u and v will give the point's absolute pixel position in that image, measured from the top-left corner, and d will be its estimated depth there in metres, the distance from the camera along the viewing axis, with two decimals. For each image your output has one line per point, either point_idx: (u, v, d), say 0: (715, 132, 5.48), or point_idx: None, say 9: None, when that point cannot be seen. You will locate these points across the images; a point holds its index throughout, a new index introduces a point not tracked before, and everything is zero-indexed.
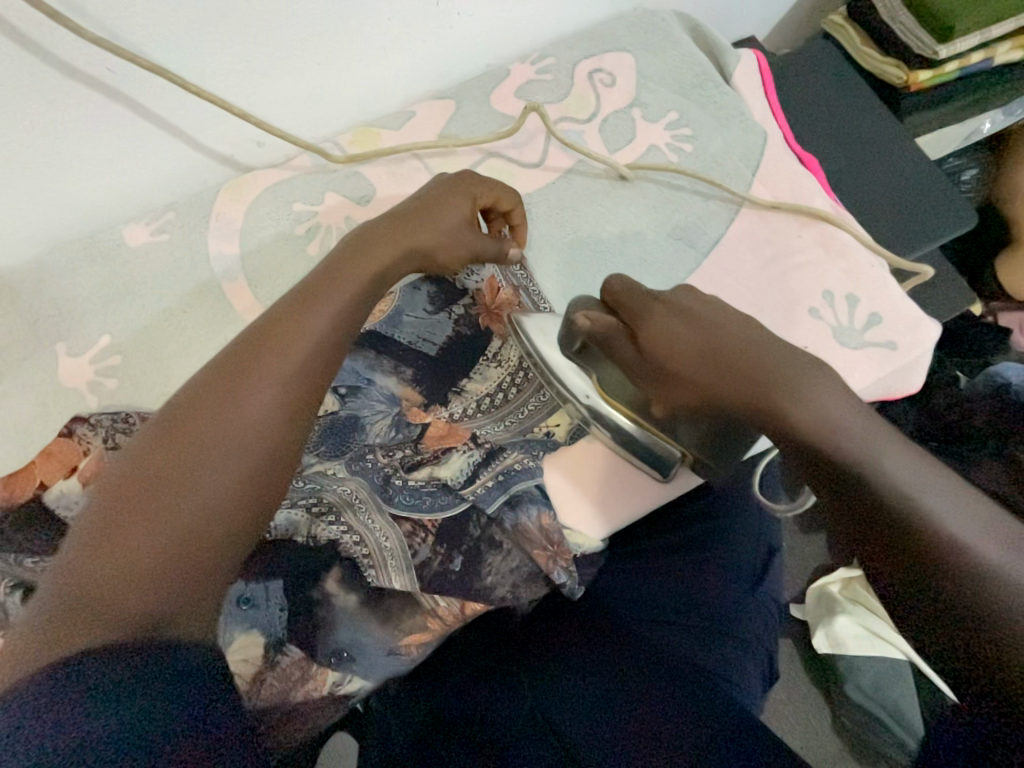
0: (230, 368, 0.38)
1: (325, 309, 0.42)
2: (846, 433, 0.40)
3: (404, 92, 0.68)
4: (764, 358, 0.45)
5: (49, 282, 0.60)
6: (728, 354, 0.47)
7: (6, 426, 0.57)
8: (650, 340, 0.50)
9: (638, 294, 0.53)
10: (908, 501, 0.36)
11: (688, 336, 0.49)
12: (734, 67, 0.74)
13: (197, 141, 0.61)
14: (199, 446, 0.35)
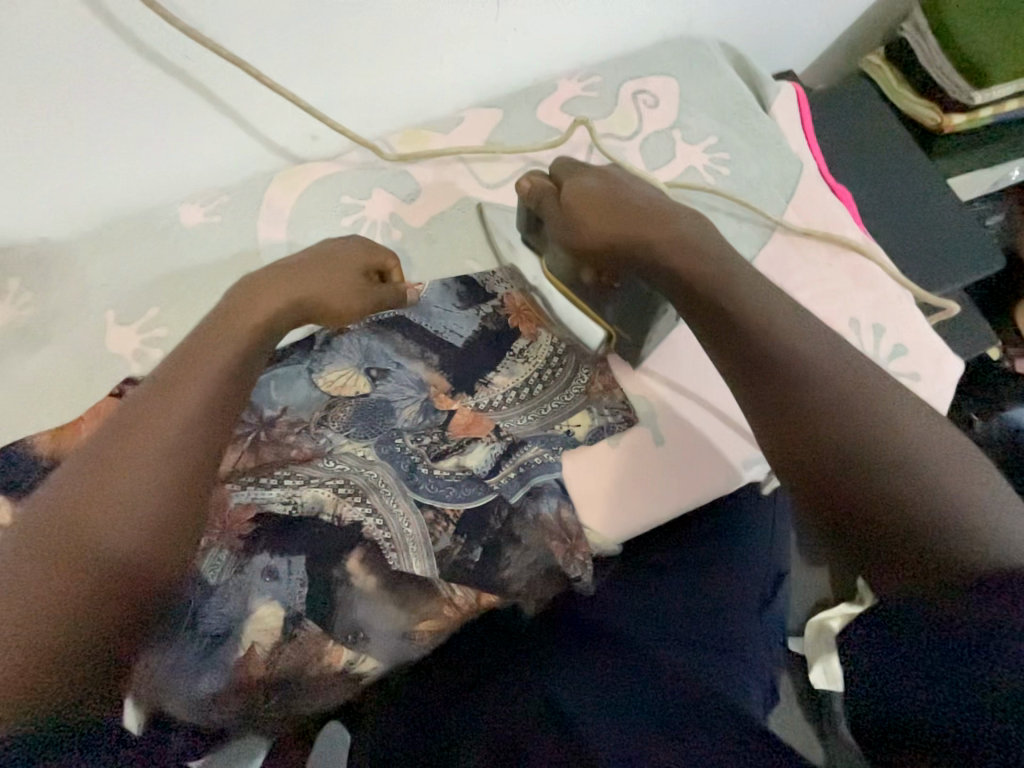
0: (120, 426, 0.40)
1: (215, 357, 0.45)
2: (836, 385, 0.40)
3: (454, 99, 0.71)
4: (696, 241, 0.50)
5: (105, 252, 0.63)
6: (660, 242, 0.51)
7: (51, 385, 0.59)
8: (572, 198, 0.54)
9: (570, 164, 0.57)
10: (845, 390, 0.39)
11: (591, 185, 0.54)
12: (773, 99, 0.76)
13: (257, 130, 0.64)
14: (102, 502, 0.36)
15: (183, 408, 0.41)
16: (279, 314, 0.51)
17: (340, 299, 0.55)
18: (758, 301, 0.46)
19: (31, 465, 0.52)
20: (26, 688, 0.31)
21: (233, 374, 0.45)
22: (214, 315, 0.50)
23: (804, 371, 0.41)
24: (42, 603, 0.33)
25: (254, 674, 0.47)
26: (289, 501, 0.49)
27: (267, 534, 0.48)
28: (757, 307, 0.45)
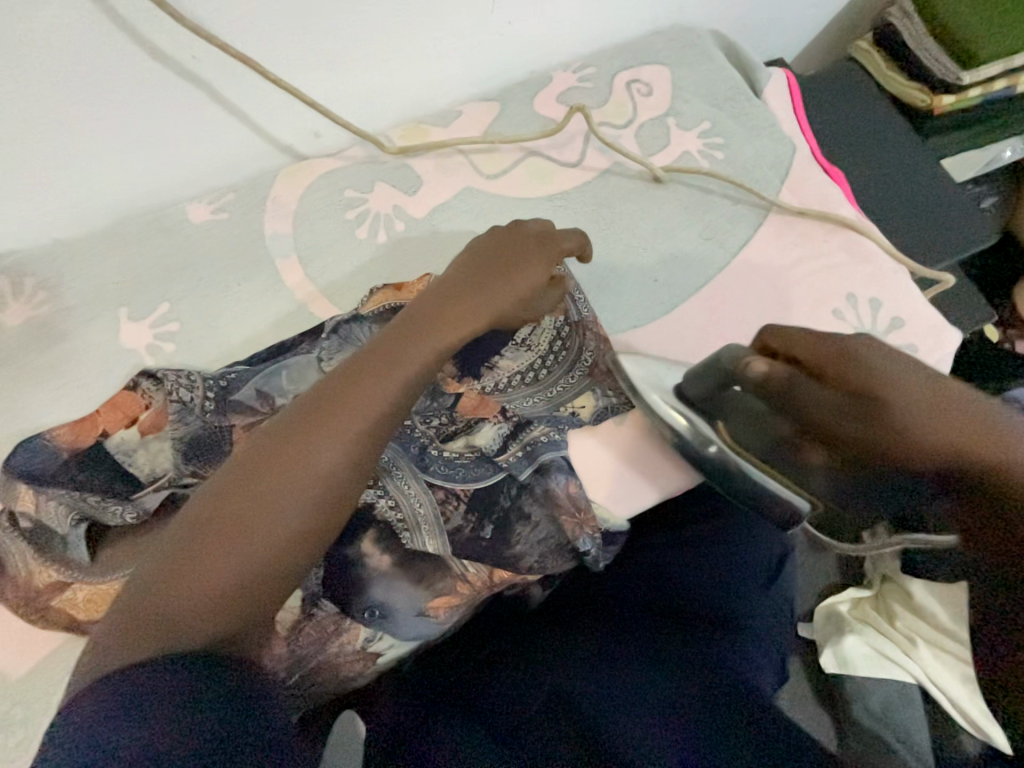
0: (320, 402, 0.42)
1: (377, 389, 0.43)
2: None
3: (452, 93, 0.73)
4: (979, 406, 0.43)
5: (116, 250, 0.64)
6: (958, 394, 0.44)
7: (68, 380, 0.61)
8: (840, 374, 0.48)
9: (811, 337, 0.51)
10: None
11: (907, 372, 0.46)
12: (765, 83, 0.78)
13: (263, 128, 0.65)
14: (290, 472, 0.39)
15: (376, 400, 0.43)
16: (469, 324, 0.50)
17: (496, 304, 0.52)
18: (980, 417, 0.42)
19: (52, 455, 0.53)
20: (206, 620, 0.35)
21: (431, 371, 0.47)
22: (434, 298, 0.51)
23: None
24: (231, 551, 0.37)
25: (276, 654, 0.48)
26: None
27: None
28: (966, 402, 0.43)
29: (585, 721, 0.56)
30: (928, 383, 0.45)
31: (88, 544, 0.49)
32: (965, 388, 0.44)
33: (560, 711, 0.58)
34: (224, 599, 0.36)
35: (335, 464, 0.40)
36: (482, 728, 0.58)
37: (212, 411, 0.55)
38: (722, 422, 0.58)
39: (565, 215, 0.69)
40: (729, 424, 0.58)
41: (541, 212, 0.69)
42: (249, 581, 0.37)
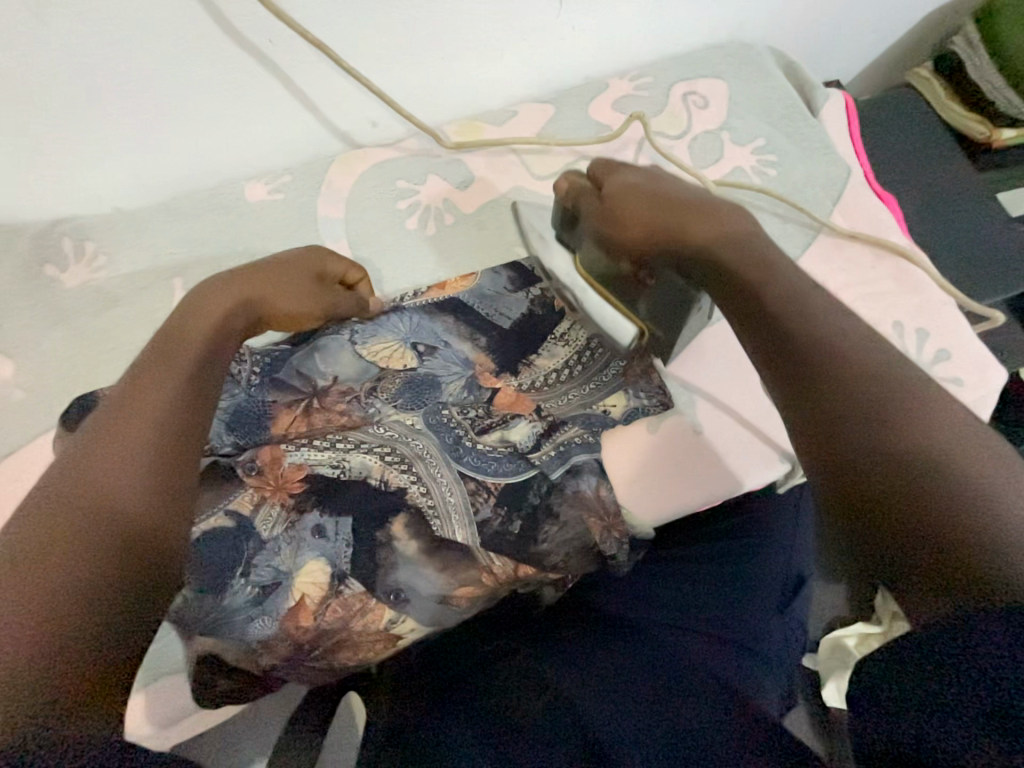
0: (74, 457, 0.34)
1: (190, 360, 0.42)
2: (844, 337, 0.38)
3: (509, 93, 0.74)
4: (699, 200, 0.50)
5: (174, 222, 0.66)
6: (678, 197, 0.50)
7: (121, 344, 0.63)
8: (612, 191, 0.52)
9: (611, 161, 0.55)
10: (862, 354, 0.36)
11: (640, 185, 0.51)
12: (822, 105, 0.77)
13: (324, 114, 0.67)
14: (116, 457, 0.35)
15: (154, 416, 0.37)
16: (237, 305, 0.50)
17: (244, 292, 0.51)
18: (682, 193, 0.50)
19: None
20: (59, 662, 0.27)
21: (211, 368, 0.43)
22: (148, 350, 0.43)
23: (825, 338, 0.38)
24: (50, 608, 0.28)
25: (303, 625, 0.49)
26: (338, 465, 0.53)
27: (319, 494, 0.53)
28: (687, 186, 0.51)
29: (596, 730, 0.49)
30: (651, 179, 0.52)
31: None
32: (734, 221, 0.48)
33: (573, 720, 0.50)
34: (76, 648, 0.28)
35: (138, 482, 0.34)
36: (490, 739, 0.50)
37: (256, 385, 0.57)
38: (576, 255, 0.60)
39: None
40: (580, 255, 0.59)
41: None
42: (103, 599, 0.30)
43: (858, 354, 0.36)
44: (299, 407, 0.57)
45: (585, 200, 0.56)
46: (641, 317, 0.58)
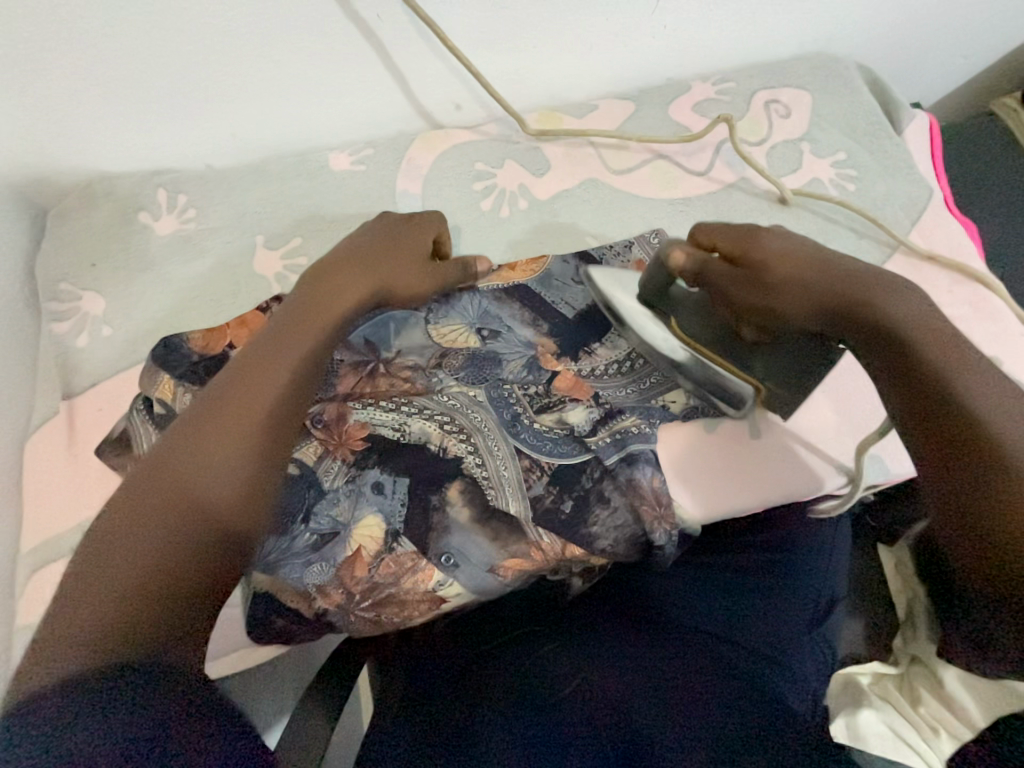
0: (195, 426, 0.42)
1: (277, 365, 0.46)
2: (971, 395, 0.41)
3: (592, 87, 0.75)
4: (862, 273, 0.50)
5: (262, 182, 0.70)
6: (834, 265, 0.51)
7: (206, 293, 0.66)
8: (755, 256, 0.52)
9: (738, 227, 0.54)
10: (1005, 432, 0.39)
11: (782, 246, 0.52)
12: (905, 124, 0.76)
13: (412, 92, 0.69)
14: (210, 453, 0.40)
15: (249, 420, 0.43)
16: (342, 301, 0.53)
17: (363, 284, 0.55)
18: (826, 264, 0.51)
19: (185, 357, 0.58)
20: (120, 628, 0.33)
21: (304, 373, 0.48)
22: (256, 344, 0.48)
23: (942, 398, 0.42)
24: (136, 573, 0.35)
25: (356, 576, 0.51)
26: (400, 428, 0.55)
27: (380, 455, 0.55)
28: (834, 256, 0.52)
29: (630, 732, 0.49)
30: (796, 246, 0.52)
31: None
32: (898, 295, 0.48)
33: (607, 716, 0.51)
34: (138, 614, 0.34)
35: (224, 483, 0.40)
36: (530, 726, 0.51)
37: None
38: (673, 319, 0.59)
39: (685, 220, 0.69)
40: (680, 317, 0.59)
41: (662, 214, 0.70)
42: (173, 572, 0.36)
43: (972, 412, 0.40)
44: (364, 369, 0.59)
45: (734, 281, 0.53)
46: (759, 377, 0.58)
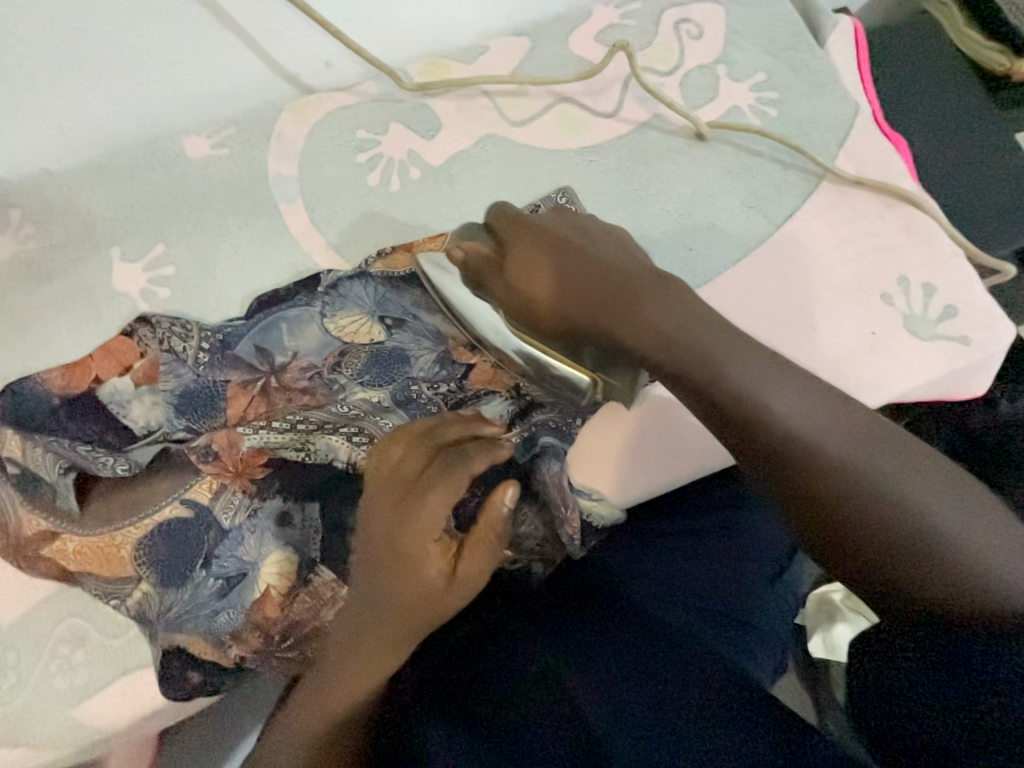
0: (331, 652, 0.41)
1: (384, 554, 0.39)
2: (823, 435, 0.33)
3: (479, 25, 0.65)
4: (628, 277, 0.45)
5: (107, 184, 0.60)
6: (602, 277, 0.45)
7: (63, 324, 0.57)
8: (516, 275, 0.47)
9: (549, 233, 0.47)
10: (881, 501, 0.31)
11: (546, 279, 0.46)
12: (830, 33, 0.69)
13: (267, 54, 0.58)
14: (321, 688, 0.39)
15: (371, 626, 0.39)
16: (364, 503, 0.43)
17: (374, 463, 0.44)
18: (605, 265, 0.45)
19: (43, 400, 0.51)
20: None
21: (390, 538, 0.39)
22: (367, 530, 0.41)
23: (774, 433, 0.34)
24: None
25: (270, 616, 0.47)
26: (301, 448, 0.49)
27: (283, 480, 0.49)
28: (626, 273, 0.45)
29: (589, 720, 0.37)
30: (585, 261, 0.46)
31: (79, 494, 0.48)
32: (688, 300, 0.43)
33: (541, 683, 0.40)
34: None
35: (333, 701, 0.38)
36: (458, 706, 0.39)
37: (206, 364, 0.52)
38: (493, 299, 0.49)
39: (596, 171, 0.62)
40: (492, 291, 0.49)
41: (571, 168, 0.63)
42: None
43: (831, 457, 0.33)
44: (252, 386, 0.51)
45: (488, 275, 0.49)
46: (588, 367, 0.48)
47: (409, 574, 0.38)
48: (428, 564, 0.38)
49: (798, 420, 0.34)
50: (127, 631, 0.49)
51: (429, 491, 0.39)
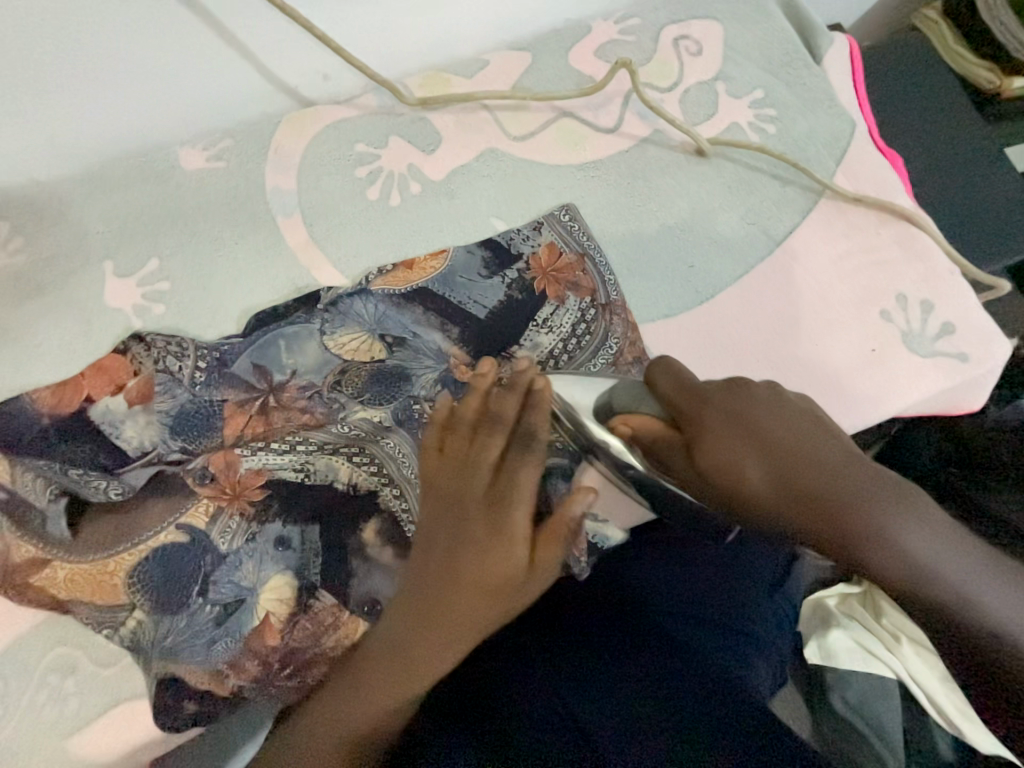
0: (387, 654, 0.41)
1: (465, 546, 0.40)
2: (861, 505, 0.37)
3: (479, 38, 0.65)
4: (786, 440, 0.41)
5: (99, 196, 0.58)
6: (774, 442, 0.41)
7: (53, 340, 0.56)
8: (714, 446, 0.42)
9: (684, 384, 0.46)
10: (927, 578, 0.35)
11: (755, 469, 0.41)
12: (826, 50, 0.69)
13: (265, 66, 0.58)
14: (382, 685, 0.40)
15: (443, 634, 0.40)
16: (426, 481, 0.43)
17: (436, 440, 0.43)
18: (781, 430, 0.42)
19: (33, 420, 0.50)
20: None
21: (478, 539, 0.39)
22: (445, 516, 0.41)
23: (835, 516, 0.38)
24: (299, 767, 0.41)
25: (268, 643, 0.46)
26: (302, 469, 0.49)
27: (281, 501, 0.48)
28: (796, 433, 0.41)
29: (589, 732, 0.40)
30: (785, 419, 0.42)
31: (69, 522, 0.46)
32: (779, 418, 0.42)
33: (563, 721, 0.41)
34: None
35: (385, 703, 0.40)
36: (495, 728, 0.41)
37: (202, 383, 0.51)
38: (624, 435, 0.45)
39: (597, 186, 0.62)
40: (625, 443, 0.45)
41: (571, 183, 0.62)
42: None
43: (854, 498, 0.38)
44: (251, 406, 0.50)
45: (664, 443, 0.45)
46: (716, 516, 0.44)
47: (491, 558, 0.38)
48: (512, 551, 0.39)
49: (882, 532, 0.36)
50: (119, 660, 0.48)
51: (514, 471, 0.40)
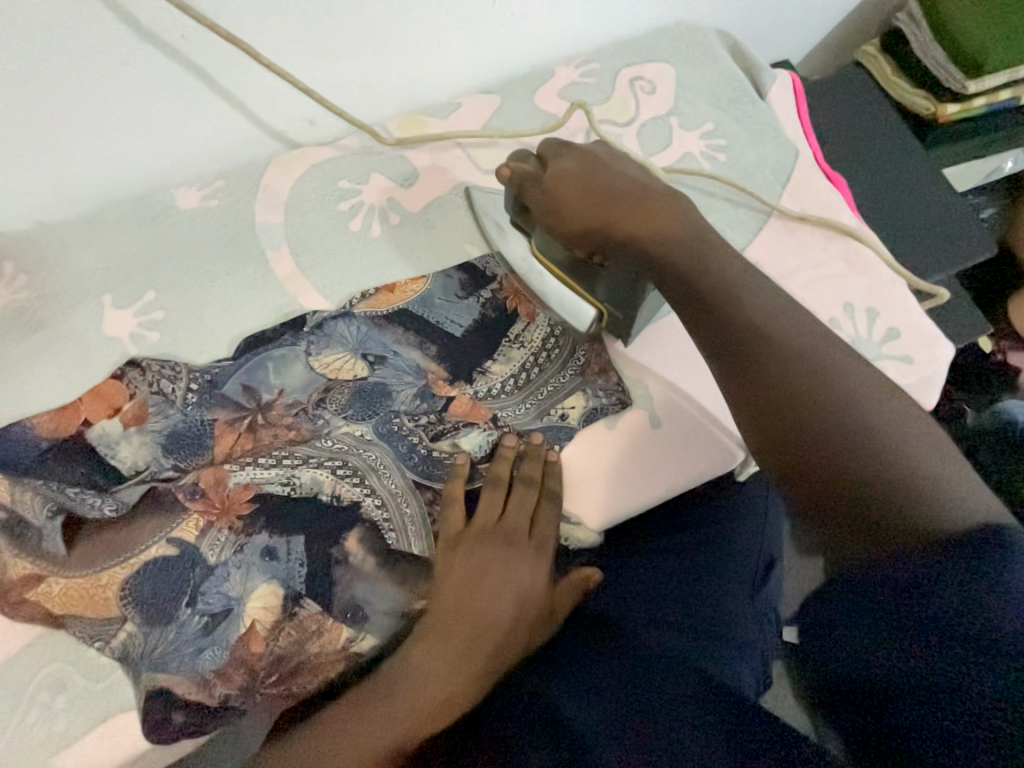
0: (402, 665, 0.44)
1: (496, 570, 0.48)
2: (784, 341, 0.39)
3: (452, 84, 0.71)
4: (648, 210, 0.46)
5: (100, 234, 0.63)
6: (623, 206, 0.47)
7: (51, 368, 0.59)
8: (553, 182, 0.50)
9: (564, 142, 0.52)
10: (839, 414, 0.36)
11: (577, 171, 0.49)
12: (769, 86, 0.76)
13: (254, 114, 0.63)
14: (398, 695, 0.42)
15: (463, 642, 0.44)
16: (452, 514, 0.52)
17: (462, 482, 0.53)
18: (635, 200, 0.47)
19: (31, 446, 0.53)
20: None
21: (506, 565, 0.49)
22: (475, 549, 0.49)
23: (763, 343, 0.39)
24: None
25: (255, 651, 0.48)
26: (288, 482, 0.51)
27: (267, 513, 0.50)
28: (650, 201, 0.47)
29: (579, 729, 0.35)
30: (628, 189, 0.48)
31: (64, 540, 0.48)
32: (685, 224, 0.46)
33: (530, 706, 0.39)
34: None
35: (393, 719, 0.41)
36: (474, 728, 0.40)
37: (193, 404, 0.55)
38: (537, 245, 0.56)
39: None
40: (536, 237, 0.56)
41: None
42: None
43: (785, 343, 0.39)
44: (240, 424, 0.54)
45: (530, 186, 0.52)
46: (600, 300, 0.56)
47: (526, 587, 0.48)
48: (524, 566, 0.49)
49: (785, 354, 0.38)
50: (108, 676, 0.49)
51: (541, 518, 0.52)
